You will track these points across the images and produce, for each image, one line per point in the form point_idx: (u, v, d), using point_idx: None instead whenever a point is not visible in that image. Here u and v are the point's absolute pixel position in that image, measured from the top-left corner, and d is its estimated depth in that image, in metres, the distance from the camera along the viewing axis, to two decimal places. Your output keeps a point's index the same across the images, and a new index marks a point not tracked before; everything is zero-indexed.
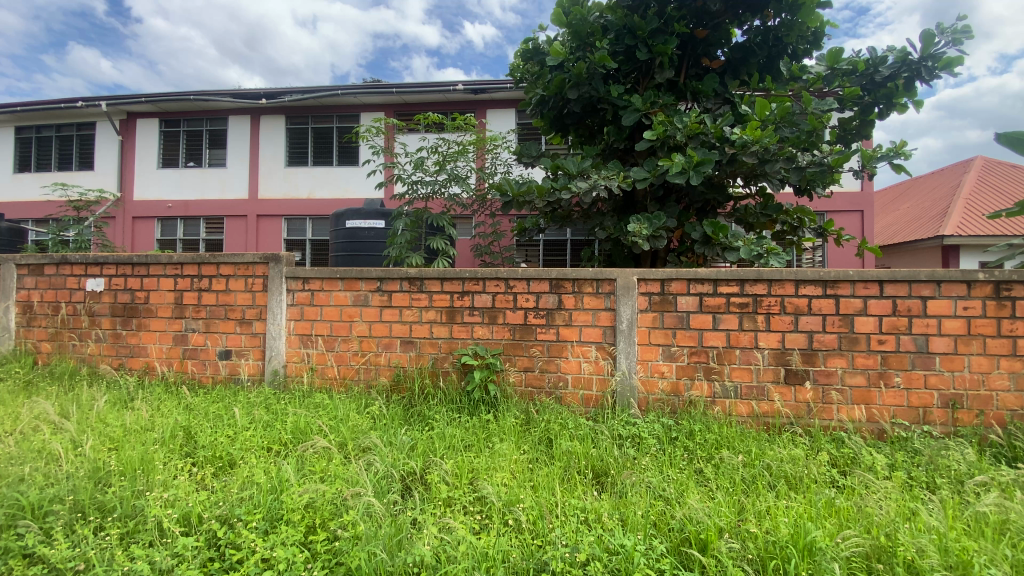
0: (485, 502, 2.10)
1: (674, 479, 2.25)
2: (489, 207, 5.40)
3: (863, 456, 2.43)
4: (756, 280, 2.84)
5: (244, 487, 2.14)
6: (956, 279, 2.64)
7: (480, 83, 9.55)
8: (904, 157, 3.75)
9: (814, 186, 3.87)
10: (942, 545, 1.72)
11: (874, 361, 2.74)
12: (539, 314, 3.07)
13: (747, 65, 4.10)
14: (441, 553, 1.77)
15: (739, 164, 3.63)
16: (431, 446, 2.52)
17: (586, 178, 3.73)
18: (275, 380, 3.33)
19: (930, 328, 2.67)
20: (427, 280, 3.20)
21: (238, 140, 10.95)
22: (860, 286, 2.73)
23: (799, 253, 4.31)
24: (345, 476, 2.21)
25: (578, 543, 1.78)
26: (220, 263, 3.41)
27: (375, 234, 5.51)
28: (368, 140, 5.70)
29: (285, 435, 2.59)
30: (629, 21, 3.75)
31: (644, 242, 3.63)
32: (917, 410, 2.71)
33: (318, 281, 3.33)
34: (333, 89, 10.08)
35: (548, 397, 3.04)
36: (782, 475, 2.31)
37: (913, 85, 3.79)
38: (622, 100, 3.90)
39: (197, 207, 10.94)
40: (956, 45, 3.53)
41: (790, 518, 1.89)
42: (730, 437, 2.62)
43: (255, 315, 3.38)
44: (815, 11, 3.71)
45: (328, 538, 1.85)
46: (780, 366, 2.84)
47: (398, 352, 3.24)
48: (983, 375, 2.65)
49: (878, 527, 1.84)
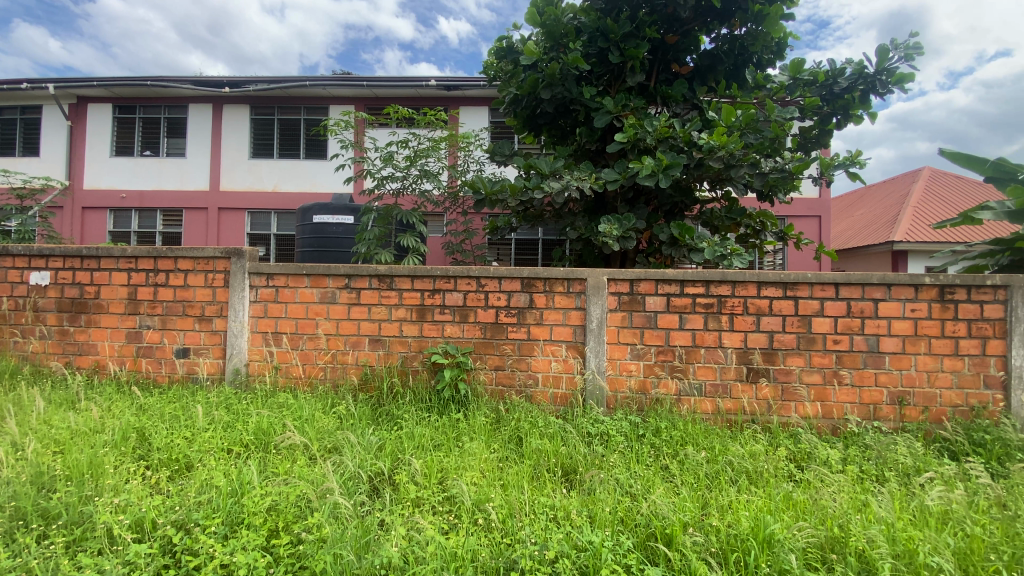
0: (455, 502, 2.08)
1: (641, 476, 2.30)
2: (462, 205, 5.39)
3: (819, 452, 2.53)
4: (721, 281, 2.91)
5: (202, 490, 2.06)
6: (905, 282, 2.78)
7: (453, 79, 9.48)
8: (859, 166, 3.93)
9: (777, 191, 3.98)
10: (890, 535, 1.81)
11: (830, 360, 2.86)
12: (510, 313, 3.07)
13: (714, 72, 4.21)
14: (409, 554, 1.75)
15: (706, 168, 3.73)
16: (400, 446, 2.48)
17: (558, 178, 3.77)
18: (236, 380, 3.22)
19: (881, 329, 2.81)
20: (397, 277, 3.15)
21: (199, 130, 10.52)
22: (818, 288, 2.84)
23: (761, 255, 4.44)
24: (311, 476, 2.16)
25: (547, 541, 1.79)
26: (178, 257, 3.26)
27: (343, 230, 5.39)
28: (337, 133, 5.57)
29: (246, 436, 2.50)
30: (602, 24, 3.81)
31: (615, 243, 3.68)
32: (868, 407, 2.84)
33: (283, 278, 3.23)
34: (301, 79, 9.80)
35: (518, 396, 3.05)
36: (744, 470, 2.38)
37: (868, 98, 3.98)
38: (594, 102, 3.94)
39: (153, 199, 10.48)
40: (907, 60, 3.73)
41: (751, 512, 1.95)
42: (694, 434, 2.68)
43: (216, 312, 3.26)
44: (779, 22, 3.82)
45: (291, 542, 1.80)
46: (742, 364, 2.93)
47: (366, 350, 3.18)
48: (928, 373, 2.80)
49: (832, 518, 1.93)
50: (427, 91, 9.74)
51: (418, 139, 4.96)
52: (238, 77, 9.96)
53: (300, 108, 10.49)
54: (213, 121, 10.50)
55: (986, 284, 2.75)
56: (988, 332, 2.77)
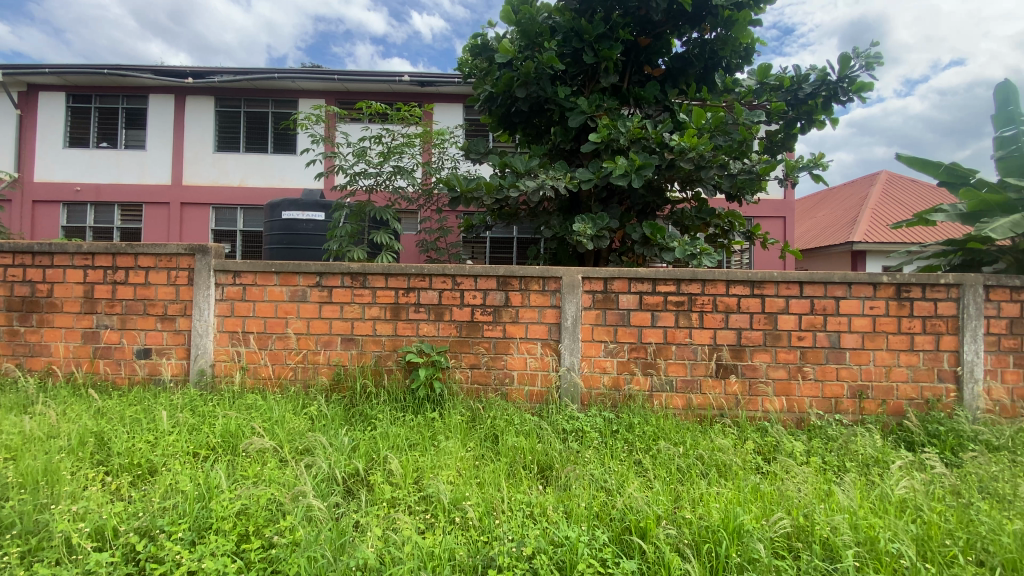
0: (431, 501, 2.07)
1: (615, 470, 2.34)
2: (436, 203, 5.34)
3: (784, 444, 2.63)
4: (691, 279, 2.99)
5: (167, 495, 1.99)
6: (865, 281, 2.91)
7: (426, 75, 9.38)
8: (822, 169, 4.08)
9: (744, 193, 4.10)
10: (853, 522, 1.90)
11: (794, 355, 2.97)
12: (486, 310, 3.07)
13: (685, 75, 4.29)
14: (385, 554, 1.73)
15: (677, 169, 3.81)
16: (374, 446, 2.45)
17: (533, 177, 3.79)
18: (201, 381, 3.12)
19: (842, 326, 2.94)
20: (370, 275, 3.10)
21: (160, 122, 10.10)
22: (783, 286, 2.95)
23: (728, 254, 4.56)
24: (283, 478, 2.11)
25: (524, 537, 1.80)
26: (139, 254, 3.13)
27: (314, 227, 5.27)
28: (308, 127, 5.44)
29: (213, 439, 2.42)
30: (576, 24, 3.85)
31: (589, 242, 3.72)
32: (830, 400, 2.96)
33: (251, 275, 3.13)
34: (269, 72, 9.52)
35: (494, 394, 3.05)
36: (714, 463, 2.45)
37: (830, 104, 4.14)
38: (569, 102, 3.98)
39: (111, 193, 10.02)
40: (868, 69, 3.89)
41: (721, 504, 2.01)
42: (666, 429, 2.74)
43: (180, 311, 3.14)
44: (747, 28, 3.92)
45: (263, 546, 1.75)
46: (712, 360, 3.01)
47: (338, 350, 3.13)
48: (886, 368, 2.94)
49: (797, 508, 2.00)
50: (400, 87, 9.63)
51: (391, 135, 4.89)
52: (202, 68, 9.61)
53: (268, 101, 10.19)
54: (175, 113, 10.10)
55: (939, 283, 2.90)
56: (941, 328, 2.92)
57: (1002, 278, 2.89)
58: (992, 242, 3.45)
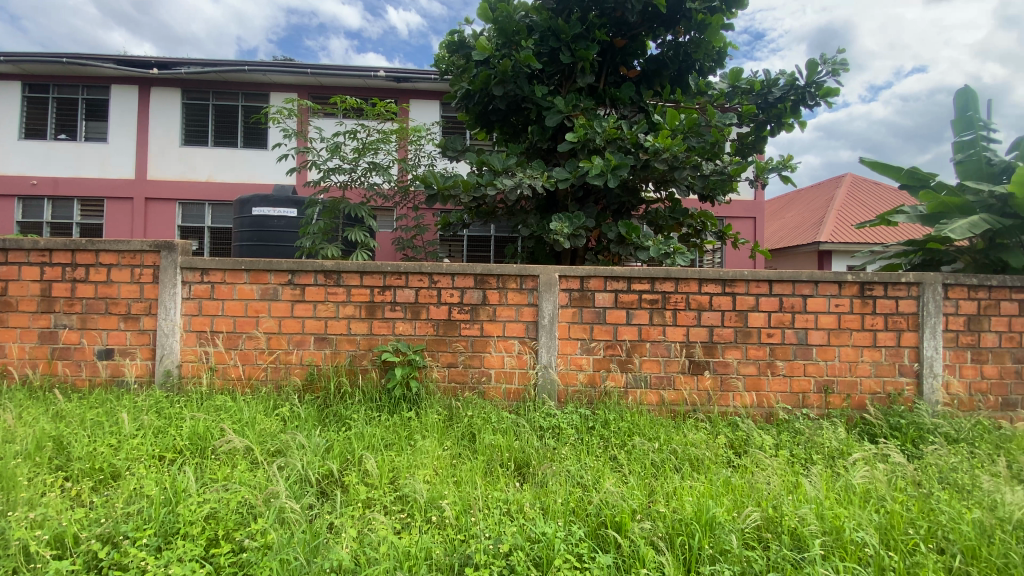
0: (408, 501, 2.05)
1: (591, 466, 2.36)
2: (412, 200, 5.30)
3: (754, 438, 2.70)
4: (665, 278, 3.04)
5: (131, 500, 1.91)
6: (830, 279, 3.02)
7: (402, 71, 9.28)
8: (790, 170, 4.20)
9: (716, 193, 4.19)
10: (819, 512, 1.96)
11: (764, 352, 3.05)
12: (463, 309, 3.06)
13: (660, 77, 4.36)
14: (360, 555, 1.71)
15: (652, 169, 3.87)
16: (349, 447, 2.41)
17: (511, 175, 3.79)
18: (167, 382, 3.01)
19: (809, 323, 3.03)
20: (345, 273, 3.05)
21: (122, 113, 9.72)
22: (753, 285, 3.03)
23: (701, 254, 4.65)
24: (254, 481, 2.06)
25: (501, 535, 1.81)
26: (100, 251, 3.01)
27: (286, 223, 5.15)
28: (280, 121, 5.30)
29: (180, 441, 2.35)
30: (553, 24, 3.86)
31: (566, 241, 3.74)
32: (798, 395, 3.05)
33: (220, 273, 3.05)
34: (239, 64, 9.26)
35: (471, 393, 3.05)
36: (687, 457, 2.50)
37: (799, 108, 4.26)
38: (546, 101, 3.99)
39: (70, 187, 9.59)
40: (833, 74, 4.03)
41: (694, 497, 2.05)
42: (641, 425, 2.79)
43: (144, 310, 3.03)
44: (720, 32, 4.00)
45: (233, 550, 1.71)
46: (685, 357, 3.07)
47: (311, 349, 3.07)
48: (850, 363, 3.05)
49: (767, 500, 2.06)
50: (375, 82, 9.50)
51: (366, 130, 4.82)
52: (167, 58, 9.29)
53: (238, 94, 9.90)
54: (139, 104, 9.73)
55: (900, 282, 3.02)
56: (901, 325, 3.04)
57: (958, 277, 3.03)
58: (949, 243, 3.61)
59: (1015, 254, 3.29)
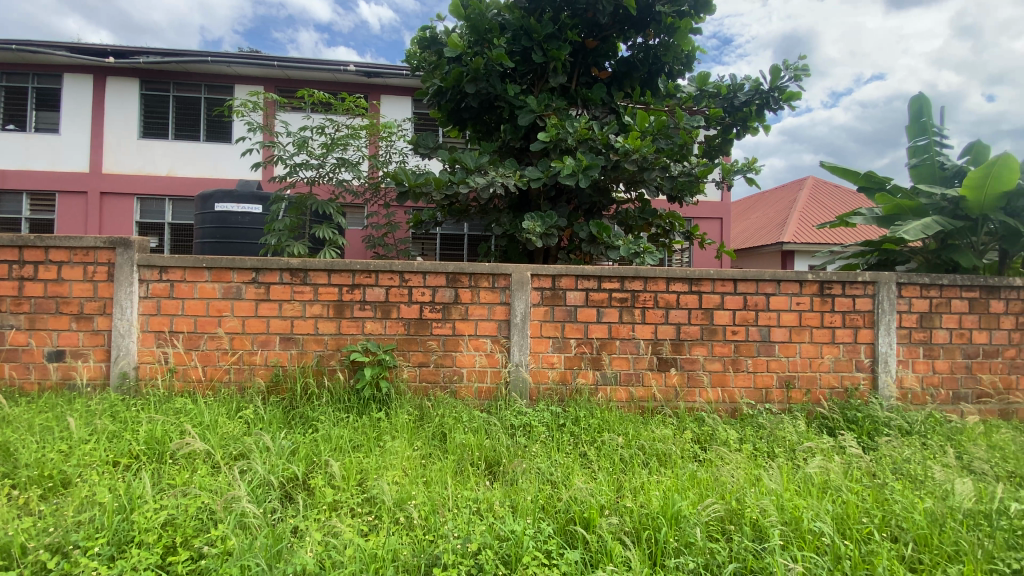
0: (376, 503, 2.02)
1: (561, 463, 2.38)
2: (383, 197, 5.22)
3: (719, 433, 2.77)
4: (634, 277, 3.09)
5: (82, 508, 1.82)
6: (791, 278, 3.12)
7: (373, 66, 9.14)
8: (754, 173, 4.32)
9: (684, 194, 4.28)
10: (779, 503, 2.03)
11: (729, 349, 3.13)
12: (435, 307, 3.04)
13: (630, 79, 4.42)
14: (325, 559, 1.68)
15: (622, 170, 3.92)
16: (315, 449, 2.36)
17: (483, 173, 3.78)
18: (122, 385, 2.89)
19: (772, 320, 3.13)
20: (312, 271, 2.98)
21: (76, 104, 9.26)
22: (719, 284, 3.11)
23: (670, 253, 4.74)
24: (215, 485, 2.00)
25: (470, 534, 1.80)
26: (49, 247, 2.86)
27: (250, 220, 4.99)
28: (245, 114, 5.13)
29: (136, 446, 2.25)
30: (526, 23, 3.87)
31: (538, 240, 3.75)
32: (761, 391, 3.15)
33: (180, 271, 2.94)
34: (201, 55, 8.94)
35: (442, 392, 3.02)
36: (655, 453, 2.55)
37: (763, 112, 4.39)
38: (518, 100, 3.99)
39: (18, 180, 9.10)
40: (795, 80, 4.16)
41: (661, 491, 2.09)
42: (611, 421, 2.82)
43: (98, 309, 2.90)
44: (688, 36, 4.08)
45: (191, 557, 1.65)
46: (654, 355, 3.12)
47: (276, 350, 2.99)
48: (810, 359, 3.16)
49: (730, 493, 2.12)
50: (345, 77, 9.32)
51: (335, 126, 4.73)
52: (125, 47, 8.90)
53: (200, 85, 9.56)
54: (94, 95, 9.30)
55: (857, 281, 3.15)
56: (858, 322, 3.17)
57: (911, 277, 3.18)
58: (902, 244, 3.77)
59: (964, 255, 3.47)
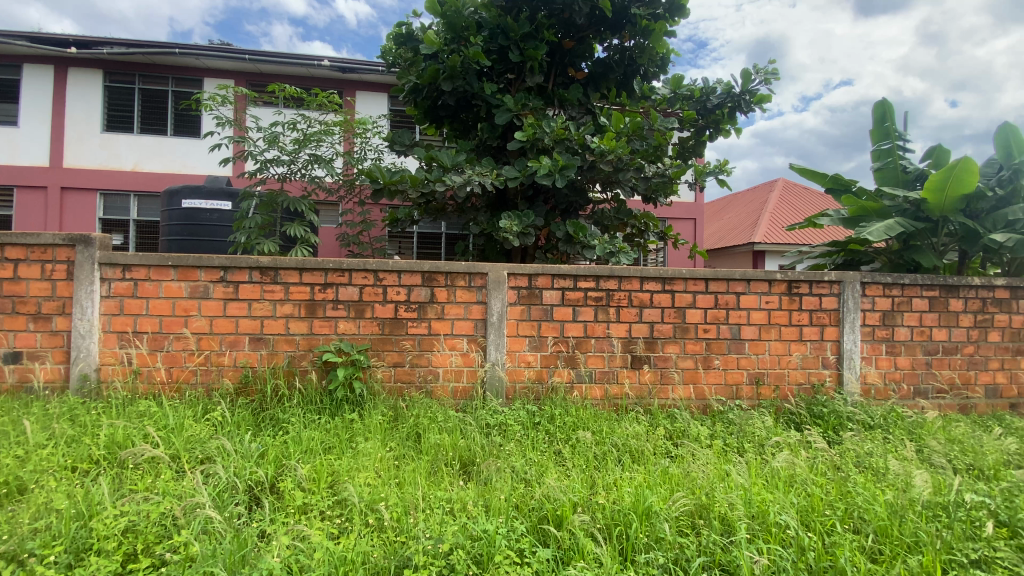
0: (347, 504, 2.00)
1: (535, 461, 2.39)
2: (358, 195, 5.15)
3: (691, 429, 2.81)
4: (609, 276, 3.12)
5: (37, 516, 1.75)
6: (761, 277, 3.19)
7: (348, 62, 9.01)
8: (726, 174, 4.41)
9: (658, 195, 4.33)
10: (747, 498, 2.07)
11: (701, 346, 3.19)
12: (410, 307, 3.01)
13: (606, 80, 4.45)
14: (293, 563, 1.66)
15: (598, 170, 3.95)
16: (285, 452, 2.32)
17: (460, 172, 3.77)
18: (83, 387, 2.78)
19: (742, 318, 3.20)
20: (283, 270, 2.92)
21: (36, 95, 8.89)
22: (691, 283, 3.16)
23: (645, 253, 4.80)
24: (179, 490, 1.94)
25: (442, 534, 1.79)
26: (4, 244, 2.74)
27: (219, 217, 4.87)
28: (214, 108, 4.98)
29: (96, 451, 2.17)
30: (502, 21, 3.86)
31: (514, 239, 3.75)
32: (732, 387, 3.21)
33: (144, 269, 2.84)
34: (169, 47, 8.67)
35: (417, 392, 3.00)
36: (628, 450, 2.58)
37: (735, 115, 4.47)
38: (495, 99, 3.98)
39: None
40: (766, 84, 4.25)
41: (633, 488, 2.11)
42: (585, 419, 2.84)
43: (56, 309, 2.78)
44: (663, 38, 4.13)
45: (152, 565, 1.60)
46: (628, 353, 3.15)
47: (246, 350, 2.92)
48: (779, 356, 3.24)
49: (699, 488, 2.16)
50: (320, 72, 9.16)
51: (309, 122, 4.64)
52: (87, 37, 8.57)
53: (168, 78, 9.27)
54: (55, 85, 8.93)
55: (823, 280, 3.24)
56: (824, 320, 3.26)
57: (875, 276, 3.28)
58: (867, 244, 3.90)
59: (924, 255, 3.60)
